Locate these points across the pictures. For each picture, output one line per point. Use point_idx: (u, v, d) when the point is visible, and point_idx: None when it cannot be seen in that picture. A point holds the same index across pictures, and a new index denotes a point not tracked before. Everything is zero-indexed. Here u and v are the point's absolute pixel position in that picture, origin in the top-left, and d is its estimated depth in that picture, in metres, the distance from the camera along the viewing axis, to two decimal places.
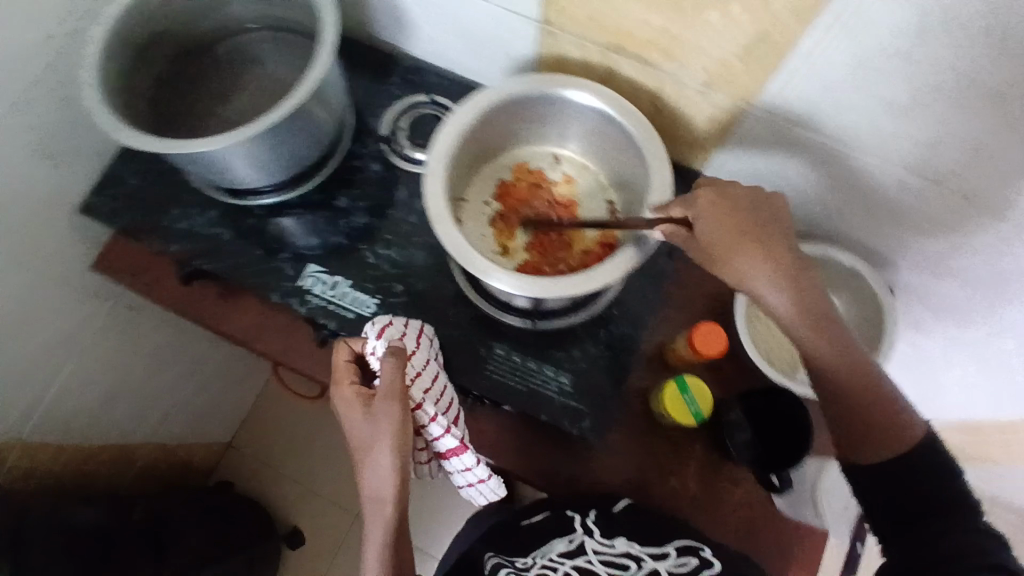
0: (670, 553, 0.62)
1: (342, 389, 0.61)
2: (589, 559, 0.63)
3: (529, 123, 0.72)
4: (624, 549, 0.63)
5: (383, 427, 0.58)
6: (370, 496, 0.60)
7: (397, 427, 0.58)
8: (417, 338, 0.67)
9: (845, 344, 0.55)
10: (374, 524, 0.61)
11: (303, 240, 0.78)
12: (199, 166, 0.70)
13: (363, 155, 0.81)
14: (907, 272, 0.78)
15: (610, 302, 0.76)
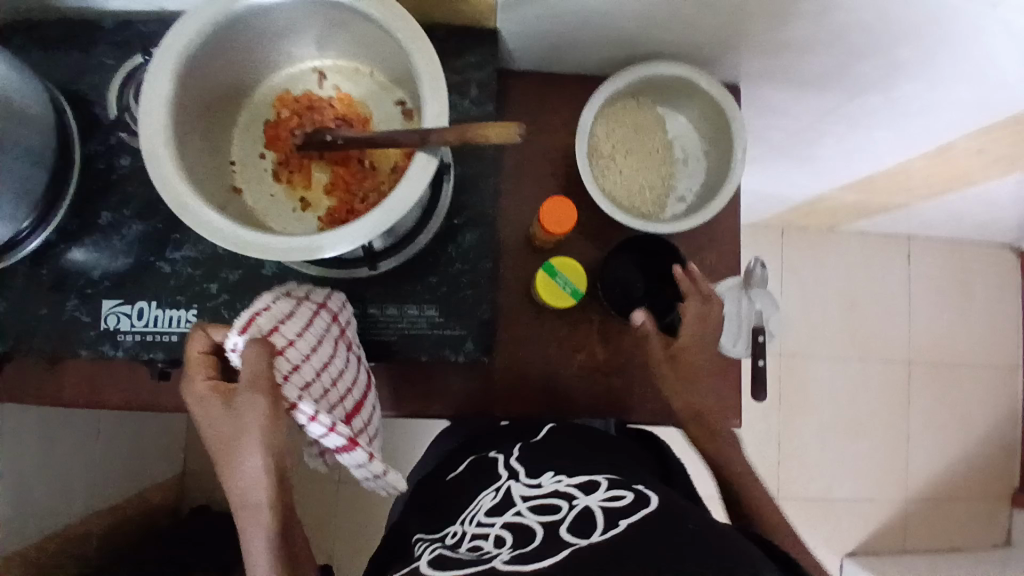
0: (603, 484, 0.54)
1: (195, 387, 0.54)
2: (517, 510, 0.54)
3: (252, 45, 0.57)
4: (552, 487, 0.56)
5: (245, 425, 0.51)
6: (242, 508, 0.53)
7: (267, 422, 0.51)
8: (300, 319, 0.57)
9: (703, 395, 0.68)
10: (250, 542, 0.54)
11: (88, 274, 0.66)
12: None
13: (106, 153, 0.67)
14: (743, 59, 0.71)
15: (448, 211, 0.68)
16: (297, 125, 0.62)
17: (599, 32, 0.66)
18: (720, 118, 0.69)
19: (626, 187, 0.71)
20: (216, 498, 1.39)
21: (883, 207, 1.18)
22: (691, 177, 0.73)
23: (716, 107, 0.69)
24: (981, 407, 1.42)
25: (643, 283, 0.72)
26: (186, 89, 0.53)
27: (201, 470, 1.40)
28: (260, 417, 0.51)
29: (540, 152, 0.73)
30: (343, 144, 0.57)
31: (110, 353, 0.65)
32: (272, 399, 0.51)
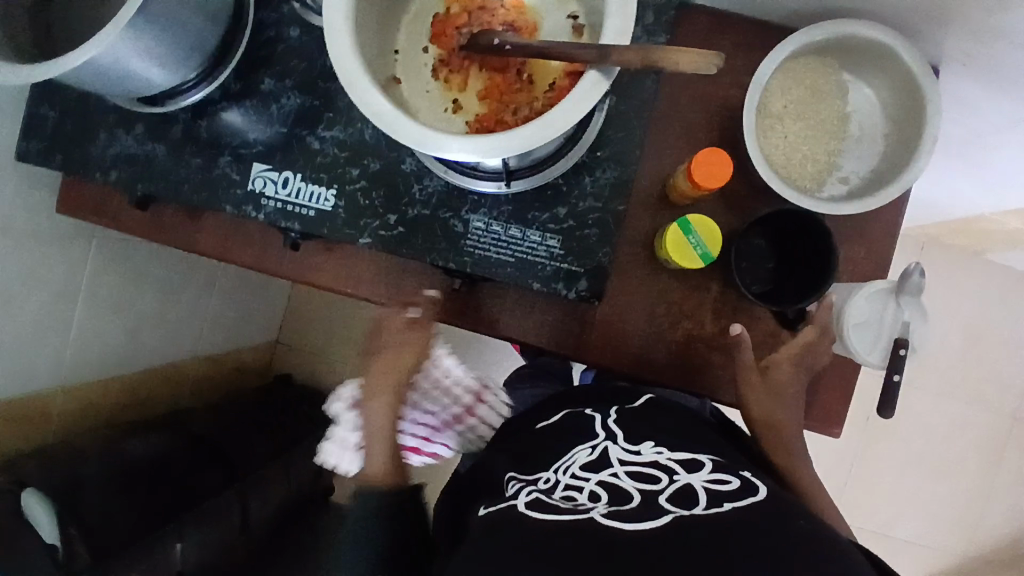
0: (706, 465, 0.57)
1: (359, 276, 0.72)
2: (614, 471, 0.58)
3: None
4: (651, 457, 0.59)
5: (415, 337, 0.72)
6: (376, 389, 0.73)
7: (427, 338, 0.72)
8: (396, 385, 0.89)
9: (779, 407, 0.68)
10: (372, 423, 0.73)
11: (242, 137, 0.69)
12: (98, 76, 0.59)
13: (277, 22, 0.69)
14: (959, 39, 0.61)
15: (592, 143, 0.65)
16: (464, 24, 0.61)
17: None
18: (915, 97, 0.61)
19: (786, 155, 0.65)
20: (298, 373, 1.50)
21: None
22: (860, 158, 0.66)
23: (914, 84, 0.61)
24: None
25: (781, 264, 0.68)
26: None
27: (290, 345, 1.51)
28: (424, 338, 0.72)
29: (700, 101, 0.68)
30: (509, 50, 0.55)
31: (252, 215, 0.69)
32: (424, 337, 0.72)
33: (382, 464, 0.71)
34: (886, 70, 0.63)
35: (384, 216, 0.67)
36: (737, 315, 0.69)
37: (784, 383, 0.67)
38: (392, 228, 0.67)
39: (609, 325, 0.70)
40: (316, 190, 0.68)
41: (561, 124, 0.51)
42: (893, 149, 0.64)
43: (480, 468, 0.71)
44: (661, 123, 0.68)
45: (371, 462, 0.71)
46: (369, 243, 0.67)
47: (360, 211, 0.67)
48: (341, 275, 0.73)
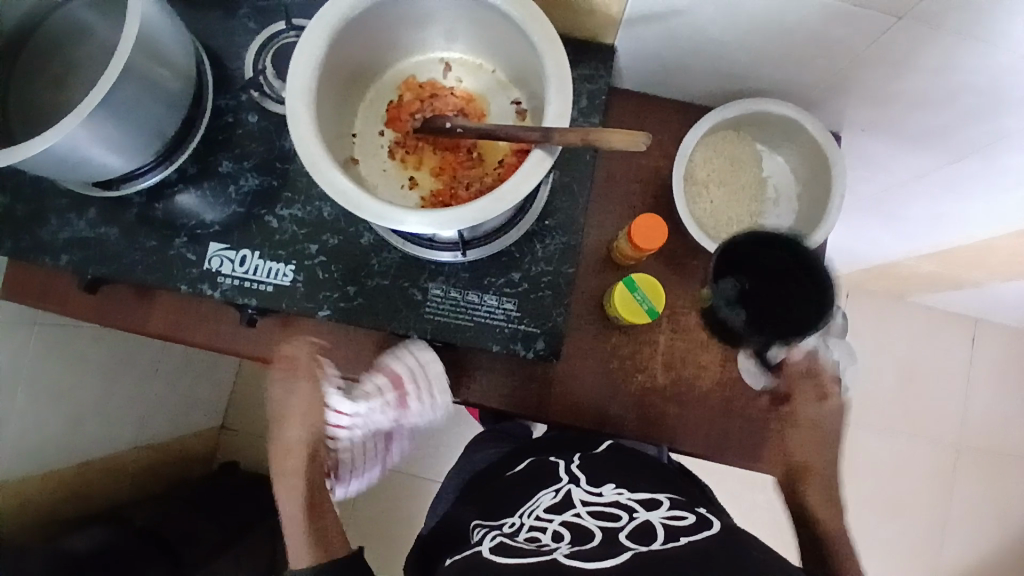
0: (665, 503, 0.59)
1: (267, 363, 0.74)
2: (577, 511, 0.59)
3: (390, 30, 0.62)
4: (613, 498, 0.60)
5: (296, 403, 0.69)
6: (291, 470, 0.70)
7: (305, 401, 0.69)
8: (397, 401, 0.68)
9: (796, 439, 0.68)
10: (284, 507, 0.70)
11: (198, 218, 0.70)
12: (50, 164, 0.61)
13: (235, 108, 0.71)
14: (850, 107, 0.71)
15: (541, 212, 0.70)
16: (418, 109, 0.66)
17: (712, 61, 0.68)
18: (821, 160, 0.70)
19: (716, 218, 0.72)
20: (249, 456, 1.43)
21: (958, 283, 1.15)
22: (780, 218, 0.74)
23: (819, 148, 0.69)
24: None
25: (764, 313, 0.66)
26: (330, 60, 0.58)
27: (239, 426, 1.44)
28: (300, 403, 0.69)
29: (637, 170, 0.75)
30: (461, 132, 0.60)
31: (208, 293, 0.69)
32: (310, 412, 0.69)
33: (305, 548, 0.68)
34: (795, 142, 0.72)
35: (343, 288, 0.69)
36: (687, 366, 0.73)
37: (831, 429, 0.72)
38: (352, 299, 0.69)
39: (569, 383, 0.73)
40: (276, 265, 0.69)
41: (512, 196, 0.55)
42: (809, 209, 0.72)
43: (442, 529, 0.69)
44: (602, 191, 0.74)
45: (297, 552, 0.68)
46: (329, 314, 0.68)
47: (320, 284, 0.69)
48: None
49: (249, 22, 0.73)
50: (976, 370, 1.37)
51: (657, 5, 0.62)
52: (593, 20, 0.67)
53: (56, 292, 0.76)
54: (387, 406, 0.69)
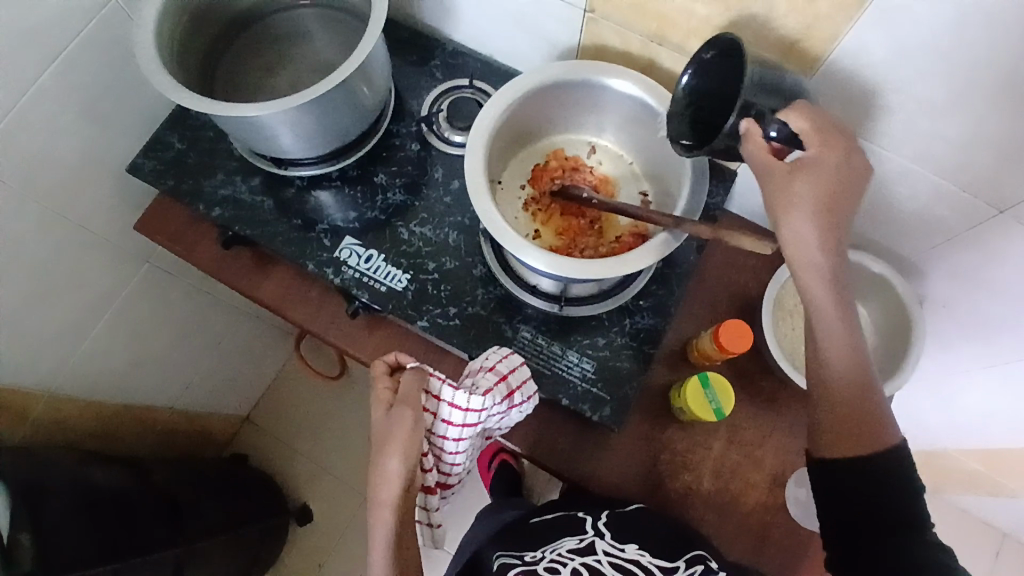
0: (681, 567, 0.61)
1: (377, 391, 0.68)
2: (598, 559, 0.61)
3: (559, 108, 0.73)
4: (634, 556, 0.62)
5: (398, 429, 0.64)
6: (379, 501, 0.66)
7: (410, 431, 0.64)
8: (508, 405, 0.68)
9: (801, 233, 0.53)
10: (374, 537, 0.66)
11: (343, 212, 0.80)
12: (247, 130, 0.72)
13: (402, 134, 0.83)
14: (936, 282, 0.77)
15: (637, 293, 0.76)
16: (558, 176, 0.76)
17: None
18: (902, 322, 0.75)
19: (793, 344, 0.77)
20: (258, 454, 1.45)
21: (999, 490, 1.13)
22: None
23: (903, 308, 0.75)
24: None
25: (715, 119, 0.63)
26: (507, 116, 0.69)
27: (261, 421, 1.47)
28: (404, 428, 0.64)
29: (729, 284, 0.81)
30: (596, 203, 0.69)
31: (329, 277, 0.77)
32: (411, 439, 0.64)
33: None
34: (882, 299, 0.77)
35: (445, 306, 0.76)
36: (733, 475, 0.75)
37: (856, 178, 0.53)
38: (450, 318, 0.75)
39: (619, 457, 0.75)
40: (393, 269, 0.77)
41: (630, 266, 0.63)
42: (884, 363, 0.76)
43: (474, 562, 0.73)
44: (693, 293, 0.81)
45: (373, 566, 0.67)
46: (425, 325, 0.75)
47: (426, 297, 0.76)
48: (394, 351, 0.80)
49: (436, 72, 0.86)
50: None
51: None
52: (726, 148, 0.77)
53: (193, 239, 0.85)
54: (501, 400, 0.67)
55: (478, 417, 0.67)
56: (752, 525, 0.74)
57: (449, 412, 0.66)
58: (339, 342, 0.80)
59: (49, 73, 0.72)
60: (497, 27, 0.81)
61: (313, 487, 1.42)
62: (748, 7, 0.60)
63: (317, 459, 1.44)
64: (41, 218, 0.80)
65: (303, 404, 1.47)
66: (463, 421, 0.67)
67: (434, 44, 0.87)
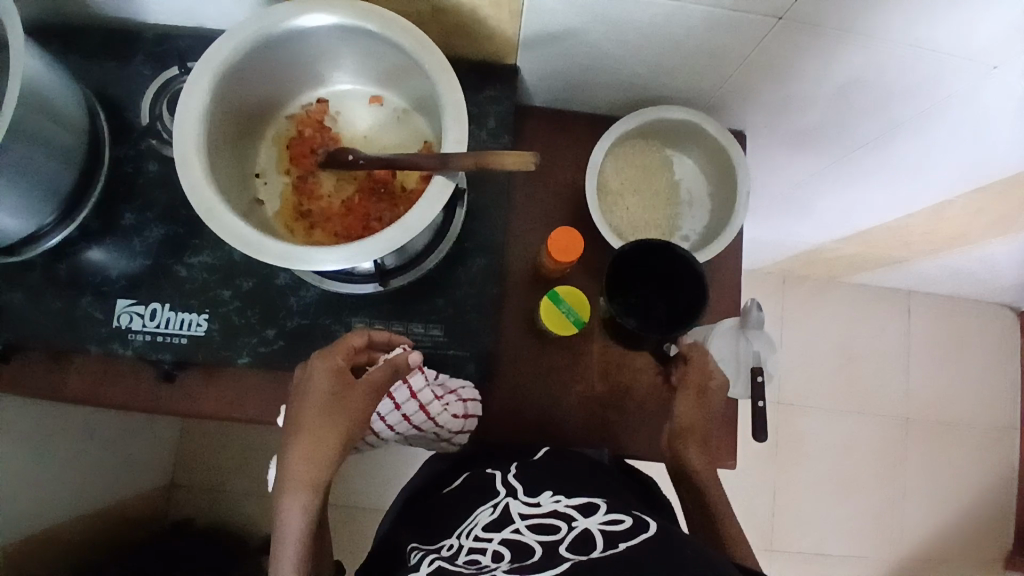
0: (601, 508, 0.52)
1: (332, 368, 0.62)
2: (516, 527, 0.52)
3: (285, 69, 0.62)
4: (551, 507, 0.54)
5: (354, 419, 0.62)
6: (302, 480, 0.61)
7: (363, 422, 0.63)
8: (464, 426, 0.68)
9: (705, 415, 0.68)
10: (285, 519, 0.61)
11: (105, 274, 0.68)
12: None
13: (135, 158, 0.69)
14: (749, 107, 0.73)
15: (458, 235, 0.69)
16: (319, 144, 0.65)
17: (615, 74, 0.70)
18: (725, 163, 0.71)
19: (632, 225, 0.73)
20: (201, 512, 1.37)
21: (882, 262, 1.17)
22: (695, 218, 0.75)
23: (723, 151, 0.70)
24: (987, 478, 1.33)
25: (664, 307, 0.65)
26: (219, 108, 0.57)
27: (190, 480, 1.38)
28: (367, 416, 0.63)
29: (554, 184, 0.75)
30: (365, 163, 0.60)
31: (119, 351, 0.66)
32: (368, 410, 0.63)
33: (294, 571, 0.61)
34: (701, 145, 0.73)
35: (262, 331, 0.67)
36: (622, 372, 0.74)
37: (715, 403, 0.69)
38: (273, 342, 0.67)
39: (505, 402, 0.72)
40: (187, 315, 0.67)
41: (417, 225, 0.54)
42: (721, 207, 0.73)
43: (383, 552, 0.64)
44: (521, 208, 0.75)
45: None
46: (249, 360, 0.66)
47: (237, 330, 0.67)
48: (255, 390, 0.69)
49: (142, 71, 0.71)
50: (918, 344, 1.35)
51: (551, 23, 0.62)
52: (491, 43, 0.67)
53: None
54: (461, 422, 0.67)
55: (435, 428, 0.68)
56: (654, 410, 0.73)
57: (404, 400, 0.66)
58: (175, 405, 0.69)
59: None
60: None
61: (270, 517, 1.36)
62: None
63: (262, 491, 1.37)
64: None
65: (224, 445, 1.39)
66: (419, 418, 0.67)
67: (126, 38, 0.71)
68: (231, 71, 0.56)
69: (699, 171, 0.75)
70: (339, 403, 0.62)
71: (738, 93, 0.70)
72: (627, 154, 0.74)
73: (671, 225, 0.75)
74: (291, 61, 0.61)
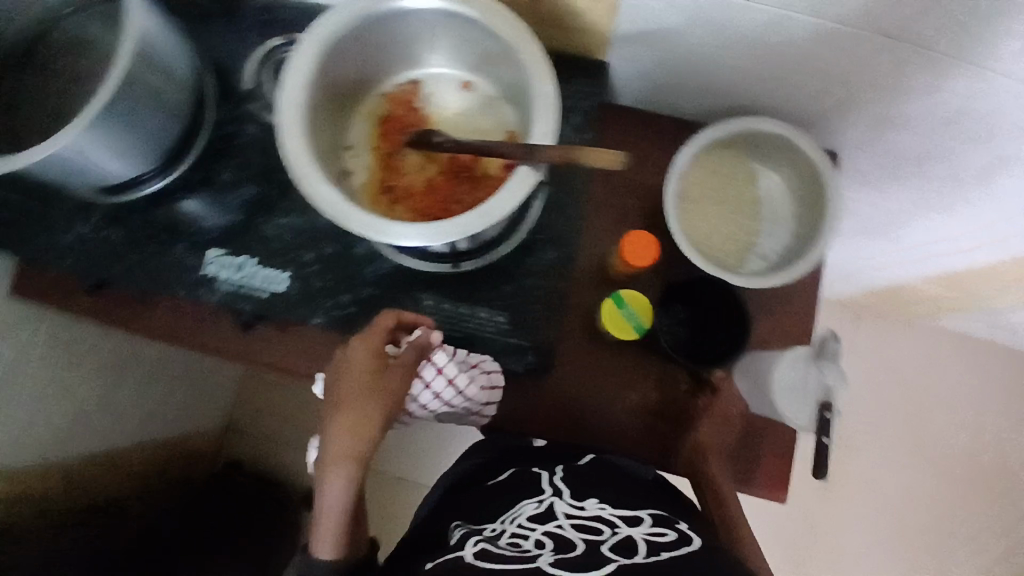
0: (645, 519, 0.54)
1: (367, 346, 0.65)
2: (560, 523, 0.54)
3: (385, 46, 0.63)
4: (596, 512, 0.56)
5: (387, 395, 0.65)
6: (337, 455, 0.64)
7: (394, 399, 0.66)
8: (487, 404, 0.70)
9: (719, 432, 0.71)
10: (326, 493, 0.64)
11: (199, 226, 0.72)
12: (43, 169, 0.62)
13: (237, 118, 0.73)
14: (849, 126, 0.70)
15: (533, 227, 0.70)
16: (409, 122, 0.67)
17: (711, 80, 0.68)
18: (816, 182, 0.68)
19: (708, 237, 0.72)
20: (251, 457, 1.45)
21: (968, 307, 1.10)
22: (775, 237, 0.73)
23: (815, 171, 0.68)
24: None
25: (696, 335, 0.73)
26: (319, 81, 0.59)
27: (245, 426, 1.46)
28: (398, 394, 0.66)
29: (633, 185, 0.74)
30: (452, 147, 0.61)
31: (207, 297, 0.71)
32: (401, 388, 0.66)
33: (332, 536, 0.65)
34: (791, 163, 0.70)
35: (336, 295, 0.70)
36: (681, 385, 0.73)
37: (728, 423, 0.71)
38: (346, 306, 0.70)
39: (557, 397, 0.73)
40: (270, 271, 0.70)
41: (497, 213, 0.55)
42: (804, 229, 0.71)
43: (418, 533, 0.65)
44: (598, 206, 0.74)
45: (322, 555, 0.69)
46: (322, 321, 0.70)
47: (314, 292, 0.70)
48: (311, 349, 0.73)
49: (251, 35, 0.74)
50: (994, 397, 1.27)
51: (654, 23, 0.61)
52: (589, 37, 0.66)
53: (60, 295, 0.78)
54: (483, 399, 0.69)
55: (460, 404, 0.70)
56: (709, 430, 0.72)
57: (433, 376, 0.68)
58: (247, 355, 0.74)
59: None
60: None
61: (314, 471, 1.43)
62: None
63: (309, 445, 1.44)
64: None
65: (279, 398, 1.46)
66: (444, 394, 0.69)
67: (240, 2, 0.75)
68: (335, 43, 0.58)
69: (787, 189, 0.73)
70: (375, 382, 0.65)
71: (838, 111, 0.67)
72: (714, 166, 0.72)
73: (750, 241, 0.73)
74: (393, 38, 0.62)
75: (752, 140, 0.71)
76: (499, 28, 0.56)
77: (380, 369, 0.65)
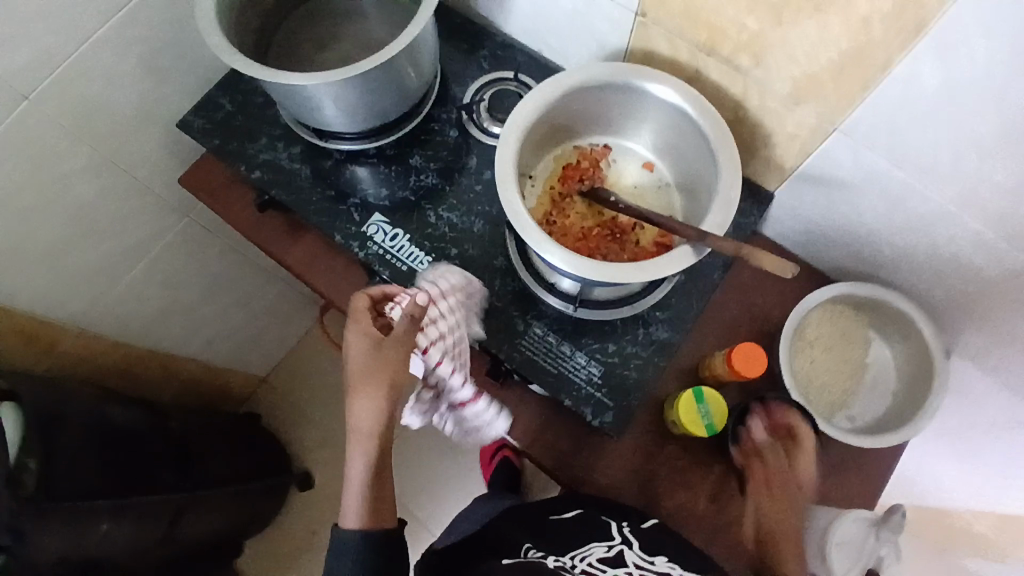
0: None
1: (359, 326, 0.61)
2: (629, 572, 0.61)
3: (599, 108, 0.73)
4: (665, 569, 0.60)
5: (391, 367, 0.60)
6: (356, 429, 0.61)
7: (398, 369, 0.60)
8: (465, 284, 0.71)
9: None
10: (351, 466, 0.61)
11: (374, 190, 0.81)
12: (289, 94, 0.71)
13: (443, 120, 0.84)
14: (970, 330, 0.74)
15: (654, 303, 0.76)
16: (588, 175, 0.76)
17: (859, 243, 0.74)
18: (927, 368, 0.72)
19: (809, 379, 0.75)
20: (271, 417, 1.48)
21: None
22: (868, 405, 0.76)
23: (928, 358, 0.72)
24: None
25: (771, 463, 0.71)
26: (543, 114, 0.69)
27: (278, 386, 1.50)
28: (398, 364, 0.60)
29: (752, 306, 0.79)
30: (623, 208, 0.69)
31: (355, 250, 0.79)
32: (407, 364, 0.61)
33: (364, 507, 0.61)
34: (907, 343, 0.75)
35: None
36: (733, 502, 0.74)
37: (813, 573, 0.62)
38: None
39: (615, 466, 0.75)
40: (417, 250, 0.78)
41: (651, 274, 0.62)
42: (900, 409, 0.74)
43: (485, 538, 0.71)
44: (714, 311, 0.79)
45: None
46: None
47: None
48: None
49: (481, 61, 0.86)
50: None
51: (831, 177, 0.69)
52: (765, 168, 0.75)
53: (229, 201, 0.88)
54: (455, 280, 0.70)
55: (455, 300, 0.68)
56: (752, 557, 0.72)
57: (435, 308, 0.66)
58: None
59: (112, 24, 0.74)
60: (547, 22, 0.80)
61: (320, 454, 1.45)
62: (802, 23, 0.56)
63: (326, 428, 1.47)
64: (95, 166, 0.83)
65: (319, 374, 1.51)
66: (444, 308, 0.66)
67: (483, 34, 0.87)
68: (570, 90, 0.68)
69: (892, 365, 0.77)
70: (378, 355, 0.60)
71: (967, 313, 0.72)
72: (837, 319, 0.76)
73: (845, 399, 0.76)
74: (609, 105, 0.72)
75: (879, 311, 0.75)
76: (708, 127, 0.65)
77: (374, 341, 0.60)
